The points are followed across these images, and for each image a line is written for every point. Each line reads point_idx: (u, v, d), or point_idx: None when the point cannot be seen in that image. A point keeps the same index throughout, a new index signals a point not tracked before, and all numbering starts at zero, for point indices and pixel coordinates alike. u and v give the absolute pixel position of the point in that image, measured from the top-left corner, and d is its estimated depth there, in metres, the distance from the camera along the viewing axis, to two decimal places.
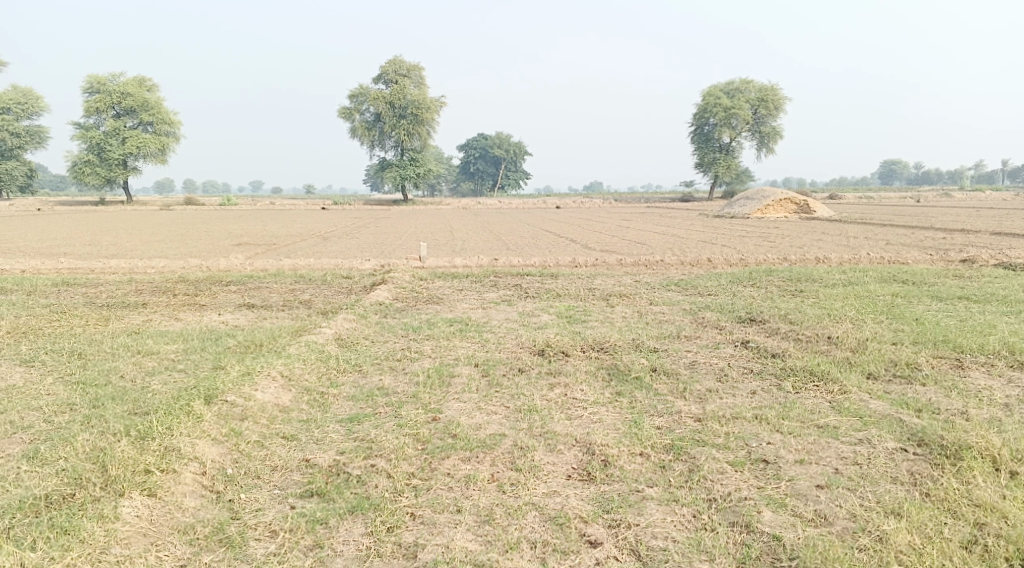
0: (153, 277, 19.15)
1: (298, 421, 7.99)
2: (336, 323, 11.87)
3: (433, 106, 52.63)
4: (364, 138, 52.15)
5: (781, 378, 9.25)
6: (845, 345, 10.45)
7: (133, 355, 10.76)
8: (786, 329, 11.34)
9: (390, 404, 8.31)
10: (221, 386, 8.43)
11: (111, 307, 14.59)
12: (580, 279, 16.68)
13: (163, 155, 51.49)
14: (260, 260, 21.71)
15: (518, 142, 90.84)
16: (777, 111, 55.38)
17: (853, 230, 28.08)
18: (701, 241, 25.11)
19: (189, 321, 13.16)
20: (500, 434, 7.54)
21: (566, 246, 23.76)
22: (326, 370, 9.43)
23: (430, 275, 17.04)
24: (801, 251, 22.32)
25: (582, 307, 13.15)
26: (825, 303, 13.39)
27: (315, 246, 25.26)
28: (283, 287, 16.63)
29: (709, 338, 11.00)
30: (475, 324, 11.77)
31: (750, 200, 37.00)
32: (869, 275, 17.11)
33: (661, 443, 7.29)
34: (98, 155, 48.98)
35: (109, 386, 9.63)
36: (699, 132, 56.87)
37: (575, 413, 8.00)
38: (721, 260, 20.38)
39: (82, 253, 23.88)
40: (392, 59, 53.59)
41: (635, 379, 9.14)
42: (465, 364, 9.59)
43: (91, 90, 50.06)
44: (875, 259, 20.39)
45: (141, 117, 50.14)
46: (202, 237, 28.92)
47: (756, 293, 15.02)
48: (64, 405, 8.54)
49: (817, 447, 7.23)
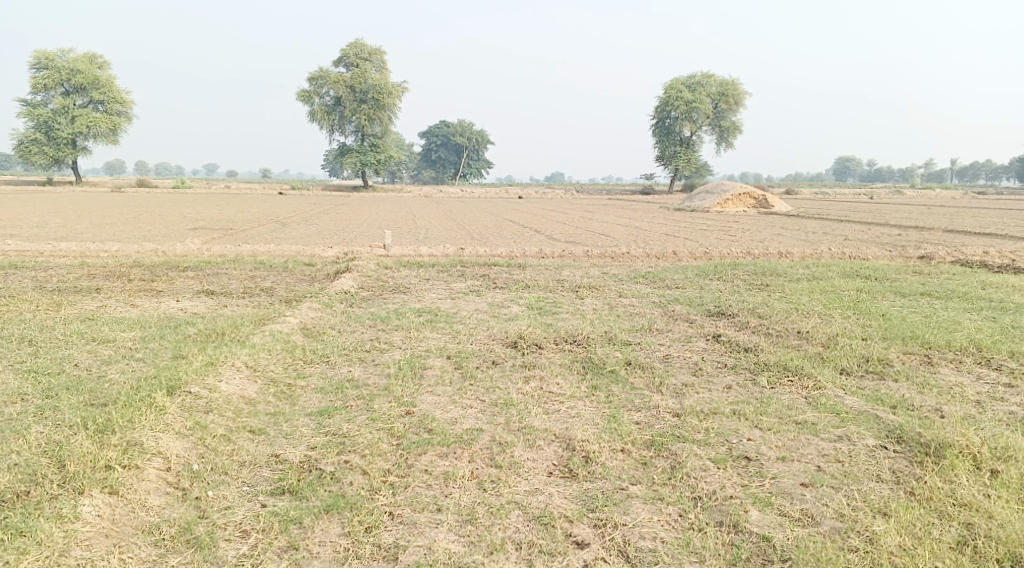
0: (106, 261, 18.52)
1: (266, 414, 7.71)
2: (301, 312, 11.54)
3: (394, 92, 52.01)
4: (324, 122, 51.37)
5: (755, 373, 9.20)
6: (817, 341, 10.46)
7: (87, 343, 10.33)
8: (756, 323, 11.32)
9: (361, 397, 8.06)
10: (184, 376, 8.10)
11: (63, 292, 14.04)
12: (547, 269, 16.53)
13: (115, 136, 50.05)
14: (217, 246, 21.15)
15: (480, 131, 90.48)
16: (737, 105, 55.81)
17: (812, 225, 28.39)
18: (664, 234, 25.16)
19: (146, 308, 12.71)
20: (476, 428, 7.35)
21: (531, 236, 23.61)
22: (292, 361, 9.13)
23: (396, 263, 16.74)
24: (764, 245, 22.48)
25: (552, 298, 13.00)
26: (792, 297, 13.41)
27: (274, 232, 24.74)
28: (243, 274, 16.21)
29: (680, 331, 10.93)
30: (444, 314, 11.54)
31: (710, 194, 37.22)
32: (832, 270, 17.26)
33: (642, 439, 7.17)
34: (46, 134, 47.40)
35: (63, 375, 9.22)
36: (660, 124, 57.09)
37: (552, 407, 7.85)
38: (686, 253, 20.39)
39: (30, 235, 23.03)
40: (354, 42, 52.74)
41: (610, 372, 9.02)
42: (436, 355, 9.37)
43: (39, 66, 48.39)
44: (837, 255, 20.58)
45: (92, 96, 48.64)
46: (156, 221, 28.12)
47: (724, 286, 15.01)
48: (15, 395, 8.13)
49: (798, 444, 7.19)
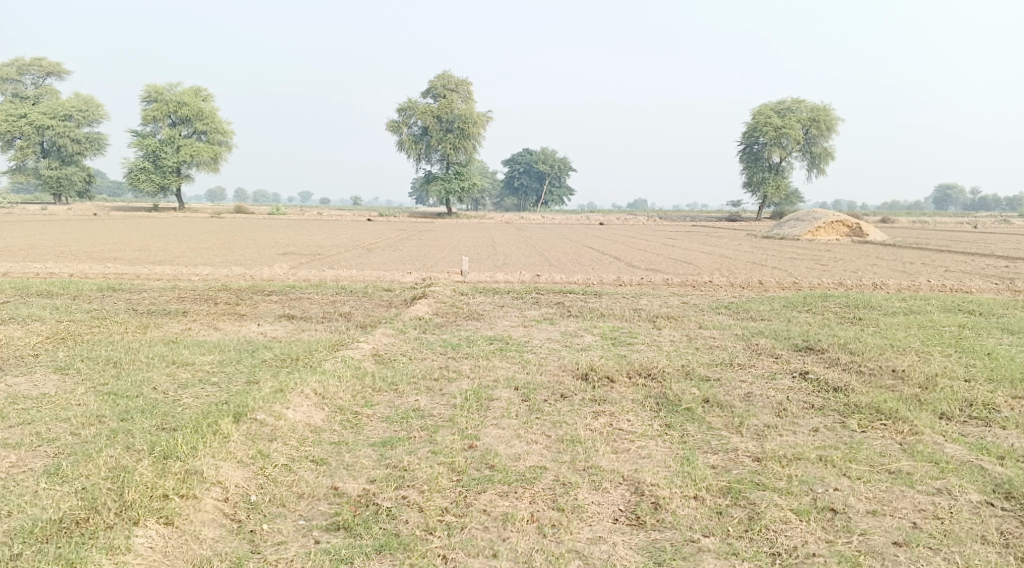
0: (196, 284, 19.05)
1: (329, 444, 7.59)
2: (374, 338, 11.49)
3: (480, 121, 52.56)
4: (411, 151, 52.34)
5: (845, 415, 8.59)
6: (913, 381, 9.73)
7: (167, 366, 10.49)
8: (846, 360, 10.64)
9: (426, 428, 7.86)
10: (252, 403, 8.06)
11: (153, 315, 14.44)
12: (626, 298, 16.15)
13: (215, 164, 52.15)
14: (302, 271, 21.52)
15: (565, 158, 90.65)
16: (829, 131, 54.17)
17: (909, 255, 27.08)
18: (750, 263, 24.40)
19: (227, 332, 12.91)
20: (541, 466, 7.04)
21: (611, 264, 23.24)
22: (361, 388, 9.00)
23: (472, 290, 16.66)
24: (856, 276, 21.51)
25: (628, 328, 12.62)
26: (886, 332, 12.63)
27: (358, 257, 25.10)
28: (323, 299, 16.39)
29: (764, 367, 10.36)
30: (516, 343, 11.31)
31: (800, 222, 36.02)
32: (931, 303, 16.27)
33: (717, 484, 6.72)
34: (153, 162, 49.76)
35: (140, 398, 9.36)
36: (748, 151, 55.87)
37: (622, 447, 7.46)
38: (772, 283, 19.66)
39: (130, 258, 24.02)
40: (442, 73, 53.63)
41: (686, 410, 8.56)
42: (505, 387, 9.10)
43: (148, 99, 50.96)
44: (936, 287, 19.46)
45: (196, 127, 50.89)
46: (248, 245, 28.96)
47: (812, 319, 14.29)
48: (92, 417, 8.25)
49: (890, 496, 6.62)
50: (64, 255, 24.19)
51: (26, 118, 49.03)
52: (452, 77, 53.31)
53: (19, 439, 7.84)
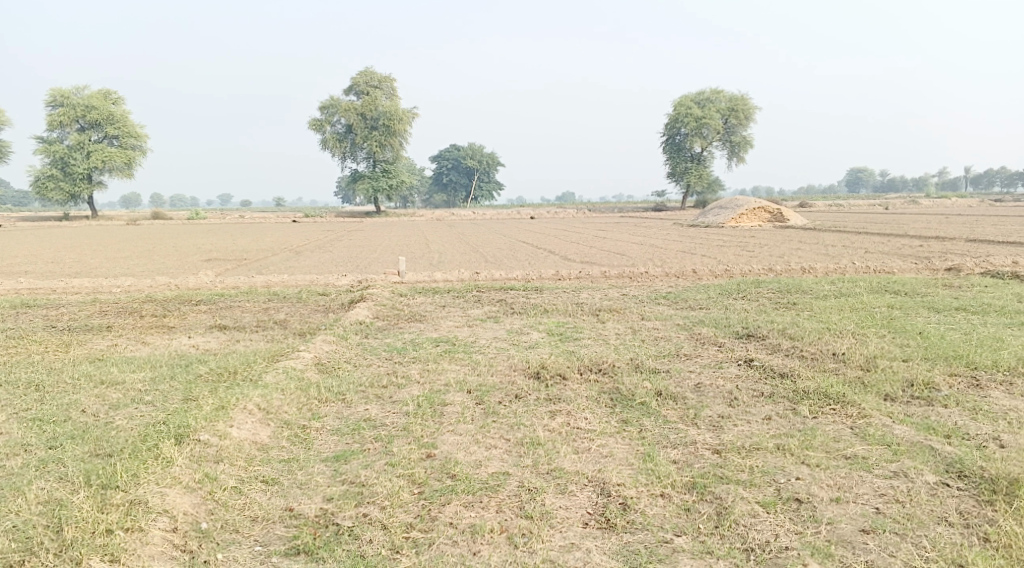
0: (119, 297, 18.21)
1: (279, 461, 7.27)
2: (315, 345, 11.11)
3: (404, 118, 51.96)
4: (335, 150, 51.42)
5: (795, 401, 8.68)
6: (855, 364, 9.92)
7: (96, 387, 9.93)
8: (788, 345, 10.78)
9: (379, 439, 7.62)
10: (193, 423, 7.67)
11: (75, 331, 13.72)
12: (565, 292, 16.09)
13: (130, 170, 50.19)
14: (231, 278, 20.82)
15: (491, 153, 90.56)
16: (747, 120, 55.40)
17: (831, 239, 27.84)
18: (681, 252, 24.69)
19: (158, 346, 12.35)
20: (503, 472, 6.92)
21: (545, 257, 23.19)
22: (306, 400, 8.66)
23: (410, 290, 16.35)
24: (784, 260, 21.98)
25: (573, 323, 12.54)
26: (822, 315, 12.85)
27: (288, 261, 24.43)
28: (256, 306, 15.84)
29: (710, 356, 10.40)
30: (462, 343, 11.10)
31: (724, 209, 36.68)
32: (859, 285, 16.70)
33: (682, 480, 6.77)
34: (62, 170, 47.56)
35: (69, 423, 8.81)
36: (670, 142, 56.68)
37: (583, 446, 7.38)
38: (706, 271, 19.88)
39: (44, 271, 22.85)
40: (364, 69, 52.73)
41: (640, 405, 8.52)
42: (457, 390, 8.89)
43: (54, 104, 48.70)
44: (861, 269, 20.03)
45: (106, 131, 48.85)
46: (170, 253, 27.89)
47: (749, 306, 14.46)
48: (18, 447, 7.72)
49: (850, 483, 6.76)
50: None
51: None
52: (374, 73, 52.49)
53: None
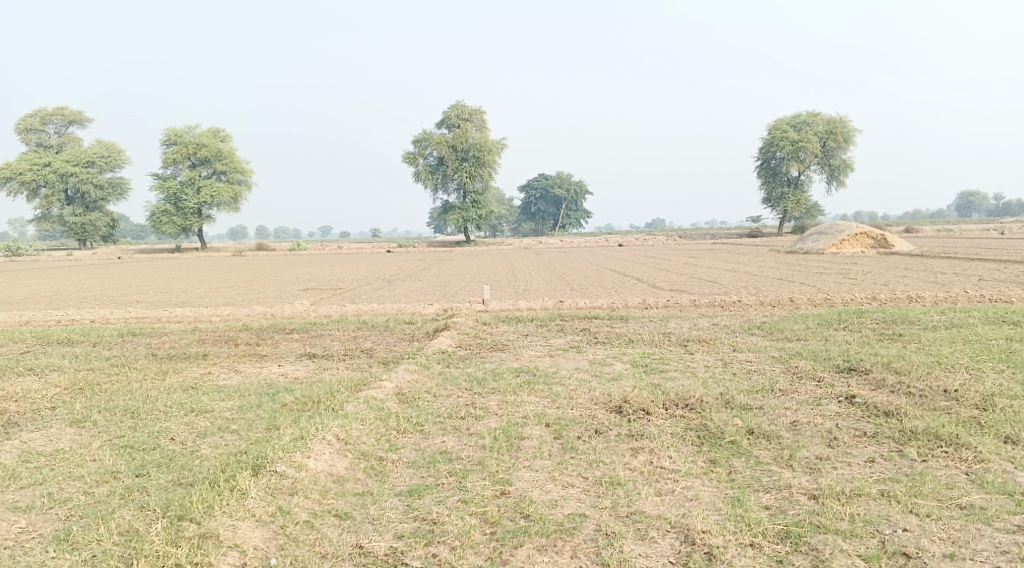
0: (217, 325, 18.75)
1: (354, 494, 7.15)
2: (397, 375, 11.04)
3: (495, 149, 52.43)
4: (427, 181, 52.33)
5: (901, 443, 8.01)
6: (969, 401, 9.14)
7: (186, 415, 10.11)
8: (893, 380, 10.05)
9: (455, 473, 7.40)
10: (271, 454, 7.64)
11: (173, 360, 14.11)
12: (653, 322, 15.62)
13: (236, 204, 52.32)
14: (323, 307, 21.20)
15: (581, 182, 90.49)
16: (847, 143, 53.45)
17: (940, 265, 26.32)
18: (776, 279, 23.79)
19: (248, 374, 12.55)
20: (580, 513, 6.60)
21: (633, 286, 22.70)
22: (384, 431, 8.53)
23: (494, 319, 16.20)
24: (888, 289, 20.85)
25: (659, 354, 12.10)
26: (931, 348, 11.98)
27: (379, 291, 24.76)
28: (345, 335, 16.01)
29: (808, 392, 9.78)
30: (543, 374, 10.83)
31: (823, 235, 35.28)
32: (972, 315, 15.60)
33: (774, 529, 6.32)
34: (175, 204, 49.95)
35: (158, 451, 8.96)
36: (764, 167, 55.22)
37: (666, 487, 6.97)
38: (804, 300, 19.04)
39: (153, 301, 23.83)
40: (455, 103, 53.54)
41: (730, 444, 8.03)
42: (535, 424, 8.60)
43: (168, 142, 51.30)
44: (974, 298, 18.75)
45: (215, 168, 51.09)
46: (270, 283, 28.74)
47: (850, 337, 13.67)
48: (107, 473, 7.84)
49: (966, 537, 6.21)
50: (88, 300, 24.10)
51: (49, 167, 49.38)
52: (465, 106, 53.25)
53: (30, 502, 7.40)
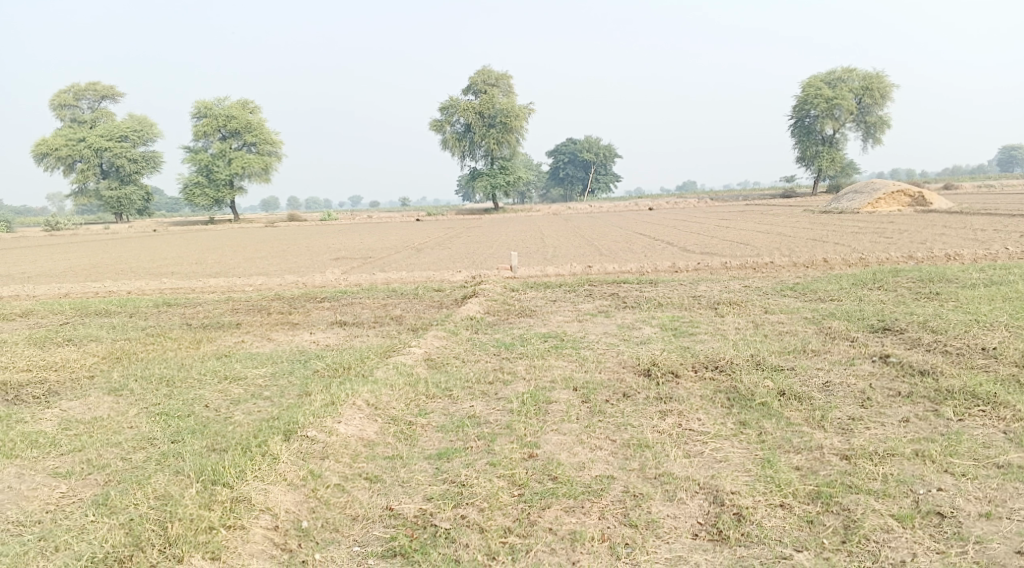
0: (250, 295, 18.97)
1: (383, 459, 7.22)
2: (426, 341, 11.08)
3: (523, 114, 52.00)
4: (455, 148, 52.14)
5: (936, 402, 7.87)
6: (1007, 360, 8.95)
7: (220, 382, 10.25)
8: (929, 339, 9.86)
9: (483, 437, 7.43)
10: (302, 419, 7.72)
11: (207, 329, 14.32)
12: (682, 285, 15.48)
13: (267, 174, 52.61)
14: (354, 275, 21.31)
15: (611, 146, 89.65)
16: (884, 99, 52.12)
17: (979, 223, 25.67)
18: (809, 240, 23.41)
19: (280, 342, 12.68)
20: (607, 475, 6.60)
21: (663, 249, 22.50)
22: (414, 396, 8.57)
23: (523, 285, 16.16)
24: (925, 247, 20.40)
25: (689, 317, 11.99)
26: (968, 306, 11.70)
27: (409, 258, 24.83)
28: (375, 303, 16.10)
29: (841, 352, 9.64)
30: (572, 339, 10.79)
31: (858, 194, 34.61)
32: (1013, 272, 15.20)
33: (804, 489, 6.26)
34: (207, 176, 50.39)
35: (192, 418, 9.12)
36: (799, 125, 54.13)
37: (695, 449, 6.93)
38: (838, 260, 18.72)
39: (188, 272, 24.16)
40: (481, 68, 53.14)
41: (760, 406, 7.95)
42: (563, 388, 8.58)
43: (199, 115, 51.63)
44: (1015, 255, 18.27)
45: (245, 139, 51.36)
46: (302, 252, 28.96)
47: (885, 297, 13.41)
48: (144, 440, 7.99)
49: (1003, 496, 6.11)
50: (125, 272, 24.50)
51: (84, 142, 49.98)
52: (492, 71, 52.82)
53: (69, 468, 7.57)
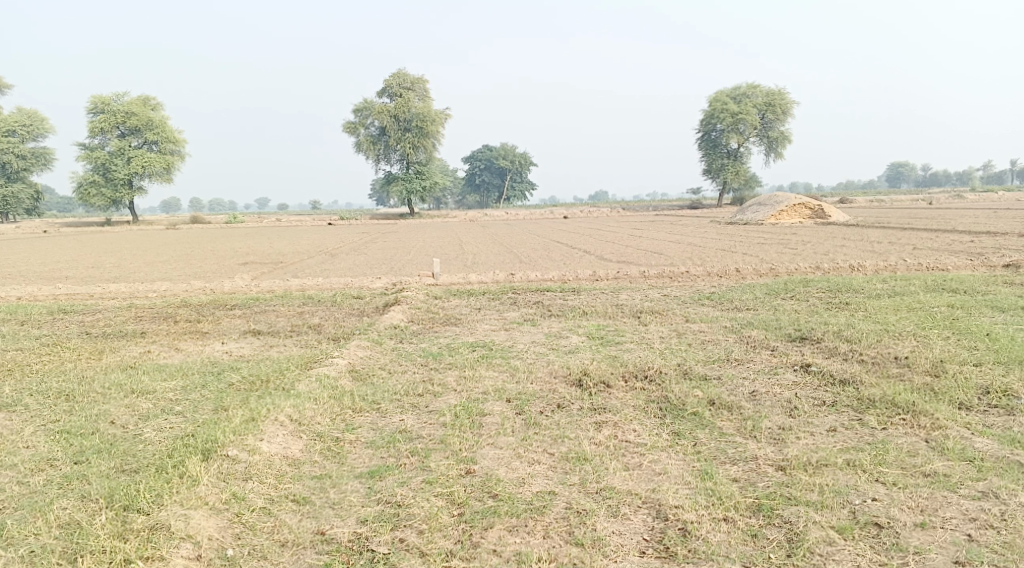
0: (154, 302, 18.03)
1: (311, 478, 6.90)
2: (349, 351, 10.71)
3: (438, 120, 51.64)
4: (369, 152, 51.26)
5: (860, 411, 8.04)
6: (921, 368, 9.25)
7: (126, 396, 9.61)
8: (846, 348, 10.11)
9: (416, 452, 7.22)
10: (222, 437, 7.27)
11: (109, 338, 13.48)
12: (604, 293, 15.53)
13: (168, 175, 50.48)
14: (265, 281, 20.54)
15: (524, 153, 90.14)
16: (785, 115, 54.13)
17: (876, 235, 26.84)
18: (721, 250, 23.98)
19: (190, 352, 12.04)
20: (549, 492, 6.58)
21: (581, 258, 22.61)
22: (340, 410, 8.22)
23: (445, 293, 15.91)
24: (830, 258, 21.15)
25: (614, 326, 12.01)
26: (878, 316, 12.10)
27: (323, 264, 24.16)
28: (290, 310, 15.53)
29: (764, 361, 9.77)
30: (500, 348, 10.63)
31: (763, 206, 35.73)
32: (914, 283, 15.86)
33: (746, 502, 6.42)
34: (104, 175, 47.99)
35: (97, 436, 8.50)
36: (705, 138, 55.65)
37: (634, 462, 7.00)
38: (750, 270, 19.20)
39: (84, 277, 22.82)
40: (396, 72, 52.51)
41: (693, 416, 7.95)
42: (495, 399, 8.40)
43: (95, 111, 49.14)
44: (913, 266, 19.12)
45: (146, 137, 49.16)
46: (208, 256, 27.80)
47: (799, 306, 13.77)
48: (43, 461, 7.37)
49: (934, 505, 6.41)
50: (13, 276, 22.94)
51: None
52: (407, 75, 52.29)
53: None
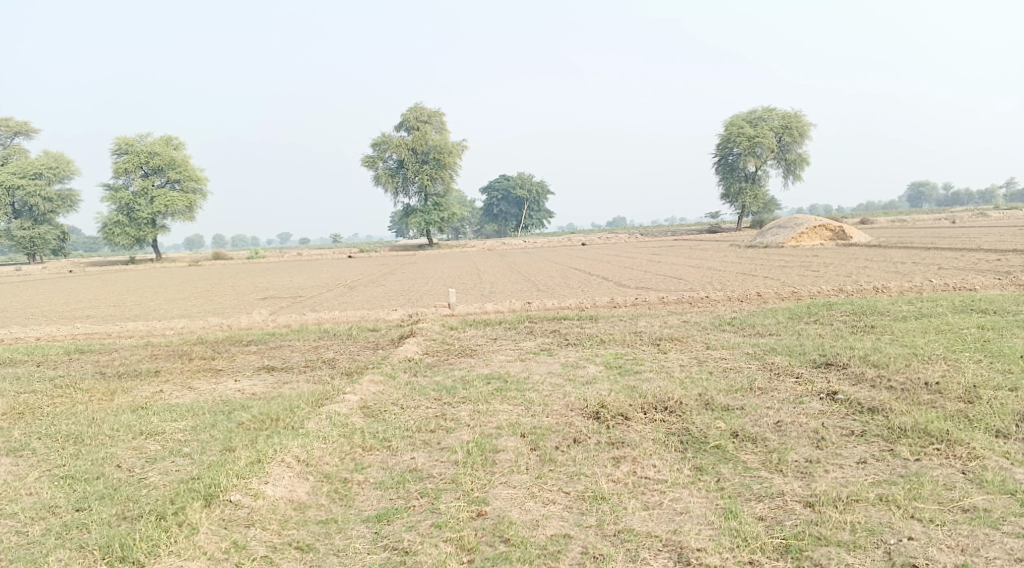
0: (171, 339, 17.92)
1: (317, 523, 6.70)
2: (361, 386, 10.45)
3: (455, 151, 51.82)
4: (387, 185, 51.38)
5: (890, 441, 7.63)
6: (954, 394, 8.84)
7: (134, 438, 9.41)
8: (873, 374, 9.71)
9: (426, 493, 6.95)
10: (224, 481, 7.05)
11: (123, 378, 13.33)
12: (622, 320, 15.23)
13: (191, 213, 50.91)
14: (282, 316, 20.41)
15: (541, 182, 90.34)
16: (802, 137, 53.79)
17: (899, 255, 26.34)
18: (741, 274, 23.61)
19: (203, 390, 11.85)
20: (564, 534, 6.36)
21: (599, 285, 22.33)
22: (349, 449, 7.92)
23: (461, 323, 15.67)
24: (853, 280, 20.73)
25: (632, 354, 11.68)
26: (905, 339, 11.67)
27: (341, 297, 24.04)
28: (306, 345, 15.35)
29: (788, 389, 9.38)
30: (515, 380, 10.34)
31: (782, 229, 35.29)
32: (941, 304, 15.41)
33: (772, 544, 6.19)
34: (128, 215, 48.46)
35: (102, 481, 8.30)
36: (722, 162, 55.34)
37: (653, 500, 6.72)
38: (771, 293, 18.82)
39: (104, 315, 22.83)
40: (413, 105, 52.83)
41: (715, 449, 7.61)
42: (509, 435, 8.09)
43: (119, 152, 49.74)
44: (939, 287, 18.64)
45: (169, 176, 49.73)
46: (227, 292, 27.79)
47: (823, 330, 13.38)
48: (44, 509, 7.13)
49: (976, 544, 6.14)
50: (35, 317, 23.01)
51: None
52: (424, 108, 52.61)
53: None
